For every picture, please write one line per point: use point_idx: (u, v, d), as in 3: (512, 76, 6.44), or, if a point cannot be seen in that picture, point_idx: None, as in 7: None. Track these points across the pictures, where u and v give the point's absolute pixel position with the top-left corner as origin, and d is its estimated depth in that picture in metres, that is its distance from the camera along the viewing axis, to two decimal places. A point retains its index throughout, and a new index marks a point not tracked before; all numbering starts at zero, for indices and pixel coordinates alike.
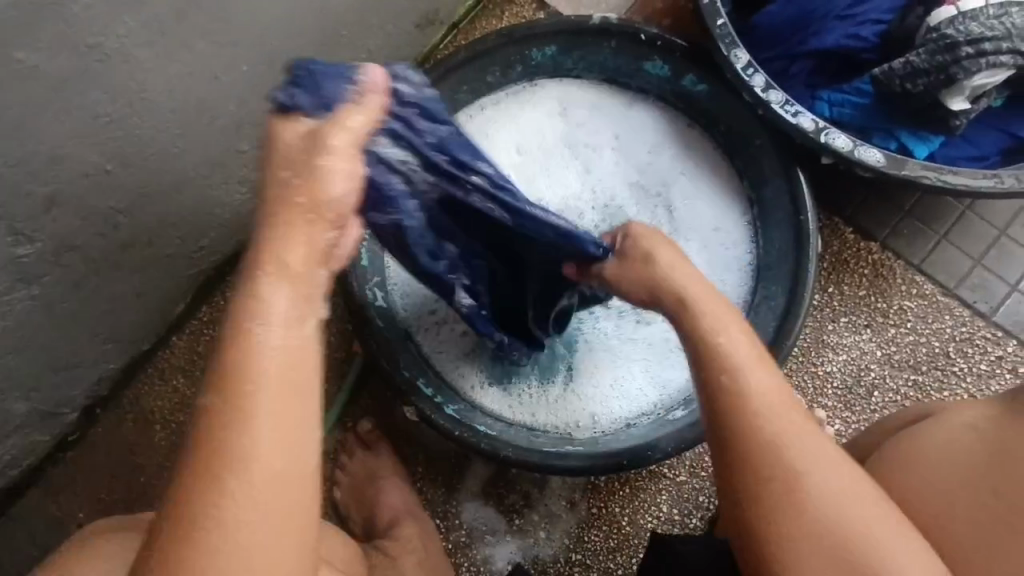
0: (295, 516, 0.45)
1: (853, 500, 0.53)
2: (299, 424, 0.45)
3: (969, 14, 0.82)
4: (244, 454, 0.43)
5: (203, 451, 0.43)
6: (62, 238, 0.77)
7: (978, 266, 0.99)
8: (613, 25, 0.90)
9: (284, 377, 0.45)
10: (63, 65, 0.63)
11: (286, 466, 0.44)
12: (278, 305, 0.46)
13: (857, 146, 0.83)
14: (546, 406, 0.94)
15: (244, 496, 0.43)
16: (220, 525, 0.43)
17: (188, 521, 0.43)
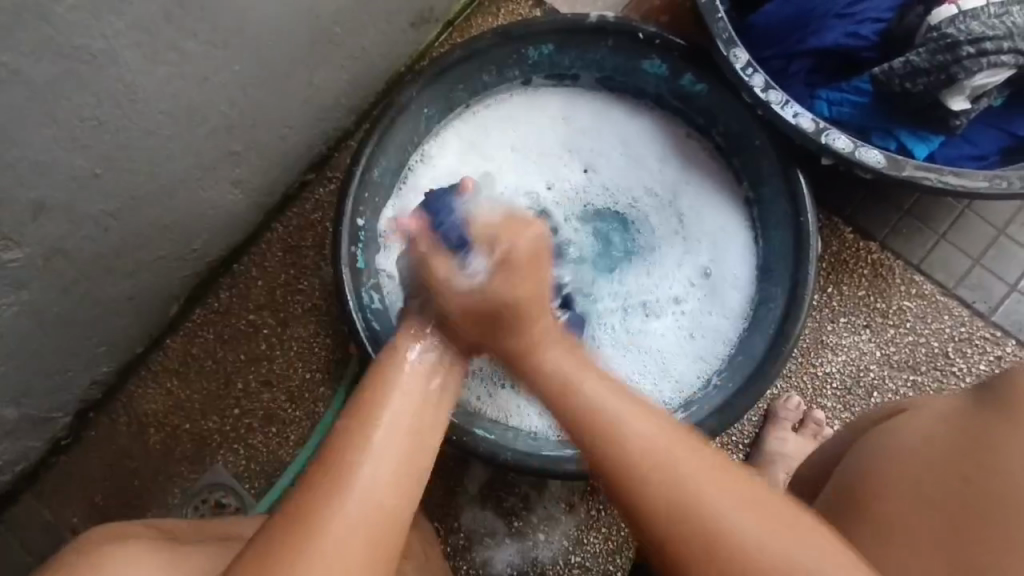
0: (396, 511, 0.52)
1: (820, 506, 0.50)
2: (422, 442, 0.57)
3: (970, 13, 0.81)
4: (376, 443, 0.54)
5: (341, 437, 0.54)
6: (51, 244, 0.75)
7: (977, 265, 0.99)
8: (610, 24, 0.89)
9: (418, 406, 0.59)
10: (49, 69, 0.62)
11: (372, 503, 0.51)
12: (414, 390, 0.60)
13: (857, 147, 0.82)
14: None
15: (368, 472, 0.52)
16: (341, 487, 0.50)
17: (315, 485, 0.50)
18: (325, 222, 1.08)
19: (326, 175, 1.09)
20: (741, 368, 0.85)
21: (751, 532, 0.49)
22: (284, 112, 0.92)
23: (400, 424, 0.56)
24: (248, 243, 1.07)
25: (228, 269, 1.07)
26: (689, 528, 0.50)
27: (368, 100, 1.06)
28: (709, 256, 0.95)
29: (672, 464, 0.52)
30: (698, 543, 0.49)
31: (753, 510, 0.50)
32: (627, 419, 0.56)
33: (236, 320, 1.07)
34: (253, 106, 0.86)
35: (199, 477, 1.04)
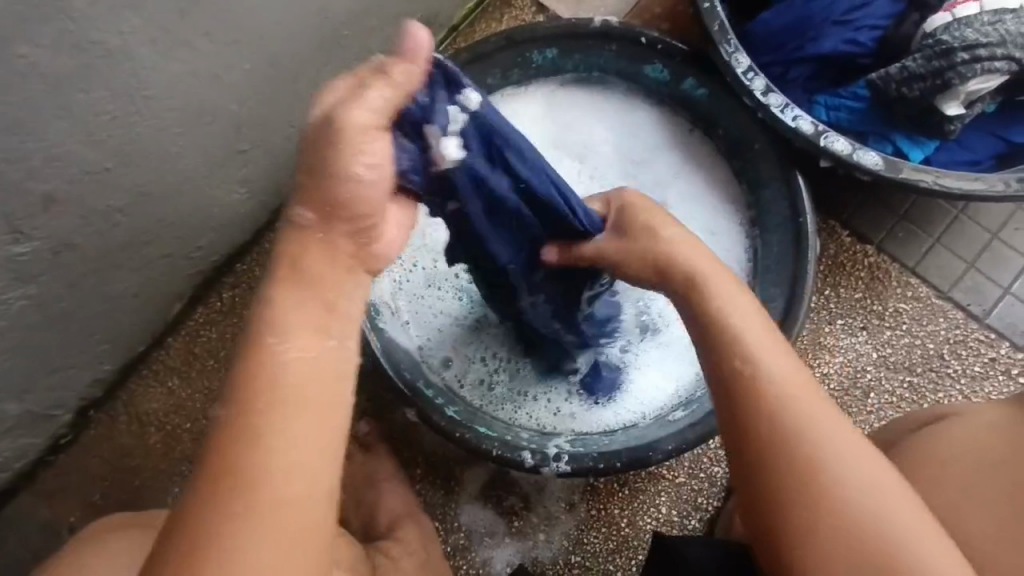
0: (317, 509, 0.45)
1: (885, 498, 0.52)
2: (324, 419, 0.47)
3: (964, 20, 0.83)
4: (265, 443, 0.45)
5: (224, 450, 0.45)
6: (59, 237, 0.76)
7: (971, 269, 1.00)
8: (613, 29, 0.90)
9: (305, 396, 0.46)
10: (64, 62, 0.62)
11: (284, 481, 0.45)
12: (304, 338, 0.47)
13: (855, 149, 0.84)
14: (563, 407, 0.93)
15: (266, 476, 0.44)
16: (244, 509, 0.44)
17: (206, 535, 0.43)
18: None
19: None
20: None
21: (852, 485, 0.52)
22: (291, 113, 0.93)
23: (290, 407, 0.46)
24: (252, 245, 1.08)
25: (230, 269, 1.08)
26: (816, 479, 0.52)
27: None
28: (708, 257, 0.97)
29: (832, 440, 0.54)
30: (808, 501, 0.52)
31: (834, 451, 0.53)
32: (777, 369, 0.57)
33: (239, 319, 1.07)
34: (262, 105, 0.87)
35: None
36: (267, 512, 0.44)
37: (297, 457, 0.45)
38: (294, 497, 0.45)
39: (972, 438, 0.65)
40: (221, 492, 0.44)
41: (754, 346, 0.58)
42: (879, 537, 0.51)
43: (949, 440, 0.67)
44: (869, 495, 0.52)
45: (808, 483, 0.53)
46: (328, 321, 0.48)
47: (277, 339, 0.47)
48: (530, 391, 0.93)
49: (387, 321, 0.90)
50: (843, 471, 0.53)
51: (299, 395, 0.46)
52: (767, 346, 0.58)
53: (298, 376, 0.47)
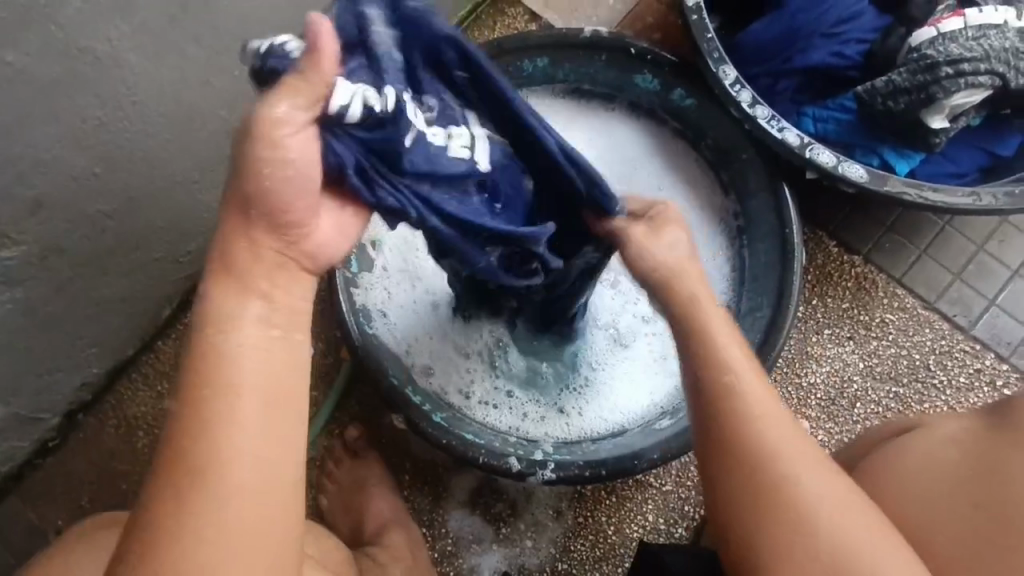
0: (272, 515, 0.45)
1: (846, 515, 0.53)
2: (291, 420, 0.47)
3: (949, 35, 0.84)
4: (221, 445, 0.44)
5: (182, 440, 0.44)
6: (47, 242, 0.76)
7: (957, 280, 1.01)
8: (603, 39, 0.91)
9: (272, 389, 0.46)
10: (51, 68, 0.63)
11: (252, 478, 0.45)
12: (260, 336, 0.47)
13: (841, 162, 0.84)
14: (534, 411, 0.93)
15: (225, 477, 0.44)
16: (202, 504, 0.43)
17: (170, 525, 0.43)
18: None
19: None
20: None
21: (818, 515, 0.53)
22: None
23: (250, 408, 0.45)
24: None
25: None
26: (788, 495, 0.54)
27: None
28: None
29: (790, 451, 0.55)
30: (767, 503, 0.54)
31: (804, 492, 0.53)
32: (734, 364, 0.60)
33: None
34: None
35: None
36: (220, 515, 0.44)
37: (258, 450, 0.45)
38: (253, 497, 0.45)
39: (940, 452, 0.65)
40: (172, 522, 0.43)
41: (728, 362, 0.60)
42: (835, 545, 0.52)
43: (907, 459, 0.66)
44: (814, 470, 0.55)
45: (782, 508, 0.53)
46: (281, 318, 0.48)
47: (233, 330, 0.46)
48: (518, 399, 0.93)
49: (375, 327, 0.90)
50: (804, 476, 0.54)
51: (265, 391, 0.46)
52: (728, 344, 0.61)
53: (251, 372, 0.46)
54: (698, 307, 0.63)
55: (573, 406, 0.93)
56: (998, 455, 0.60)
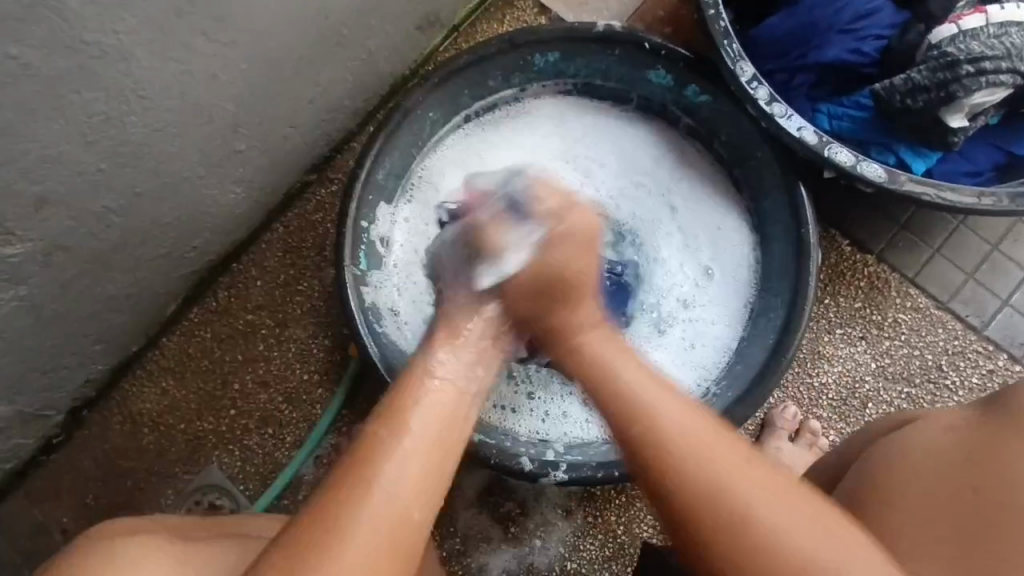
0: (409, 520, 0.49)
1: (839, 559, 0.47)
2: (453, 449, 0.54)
3: (970, 32, 0.83)
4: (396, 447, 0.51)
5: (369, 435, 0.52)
6: (52, 239, 0.75)
7: (970, 280, 1.00)
8: (616, 33, 0.90)
9: (450, 421, 0.55)
10: (57, 63, 0.61)
11: (406, 488, 0.50)
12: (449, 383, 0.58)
13: (858, 161, 0.83)
14: (555, 409, 0.92)
15: (396, 471, 0.50)
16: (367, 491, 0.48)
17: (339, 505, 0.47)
18: (327, 223, 1.08)
19: (327, 176, 1.08)
20: (739, 379, 0.86)
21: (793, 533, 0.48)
22: (289, 112, 0.92)
23: (425, 428, 0.53)
24: (249, 243, 1.07)
25: (226, 269, 1.06)
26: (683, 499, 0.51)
27: (371, 103, 1.06)
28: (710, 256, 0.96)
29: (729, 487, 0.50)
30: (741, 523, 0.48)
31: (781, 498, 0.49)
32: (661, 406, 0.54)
33: (234, 320, 1.06)
34: (259, 105, 0.86)
35: (192, 478, 1.03)
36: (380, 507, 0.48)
37: (423, 463, 0.51)
38: (407, 503, 0.49)
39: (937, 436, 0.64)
40: (347, 501, 0.48)
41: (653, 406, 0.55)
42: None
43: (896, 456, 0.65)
44: (688, 437, 0.52)
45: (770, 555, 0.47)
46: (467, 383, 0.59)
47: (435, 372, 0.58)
48: (534, 395, 0.92)
49: (385, 326, 0.90)
50: (733, 475, 0.50)
51: (446, 419, 0.55)
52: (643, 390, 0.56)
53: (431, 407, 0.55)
54: (594, 343, 0.62)
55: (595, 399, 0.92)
56: (998, 442, 0.60)
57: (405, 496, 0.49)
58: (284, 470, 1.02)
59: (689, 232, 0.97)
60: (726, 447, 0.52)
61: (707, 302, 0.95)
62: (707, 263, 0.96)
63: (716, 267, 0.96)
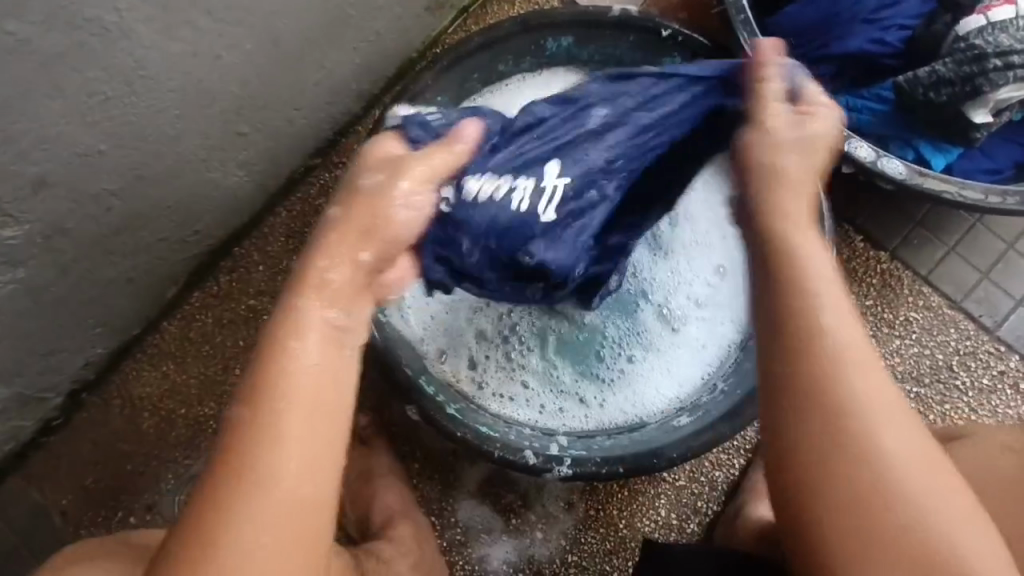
0: (306, 535, 0.48)
1: (931, 497, 0.47)
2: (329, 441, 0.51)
3: (999, 25, 0.79)
4: (269, 467, 0.48)
5: (229, 449, 0.49)
6: (51, 221, 0.73)
7: (985, 280, 0.98)
8: (632, 18, 0.87)
9: (311, 403, 0.51)
10: (56, 40, 0.59)
11: (280, 489, 0.48)
12: (311, 353, 0.53)
13: (879, 156, 0.81)
14: (552, 402, 0.90)
15: (265, 489, 0.48)
16: (245, 515, 0.47)
17: (211, 528, 0.47)
18: (331, 208, 1.06)
19: (332, 160, 1.06)
20: (749, 375, 0.85)
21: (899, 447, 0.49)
22: (294, 94, 0.89)
23: (289, 422, 0.50)
24: (251, 228, 1.05)
25: (228, 253, 1.05)
26: (816, 408, 0.50)
27: (377, 85, 1.04)
28: (725, 250, 0.93)
29: (869, 403, 0.49)
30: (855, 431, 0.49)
31: (885, 409, 0.49)
32: (837, 324, 0.52)
33: (236, 305, 1.05)
34: (264, 86, 0.83)
35: (193, 463, 1.02)
36: (262, 531, 0.47)
37: (298, 466, 0.49)
38: (290, 509, 0.48)
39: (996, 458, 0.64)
40: (221, 523, 0.47)
41: (828, 324, 0.52)
42: (926, 537, 0.46)
43: (960, 468, 0.65)
44: (848, 350, 0.51)
45: (867, 495, 0.47)
46: (341, 336, 0.56)
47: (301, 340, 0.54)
48: (540, 392, 0.91)
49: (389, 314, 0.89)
50: (848, 371, 0.51)
51: (305, 402, 0.51)
52: (827, 300, 0.53)
53: (328, 356, 0.54)
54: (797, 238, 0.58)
55: (598, 396, 0.90)
56: None
57: (302, 472, 0.49)
58: None
59: (703, 227, 0.94)
60: (878, 390, 0.50)
61: (712, 301, 0.93)
62: (721, 258, 0.93)
63: (731, 263, 0.93)
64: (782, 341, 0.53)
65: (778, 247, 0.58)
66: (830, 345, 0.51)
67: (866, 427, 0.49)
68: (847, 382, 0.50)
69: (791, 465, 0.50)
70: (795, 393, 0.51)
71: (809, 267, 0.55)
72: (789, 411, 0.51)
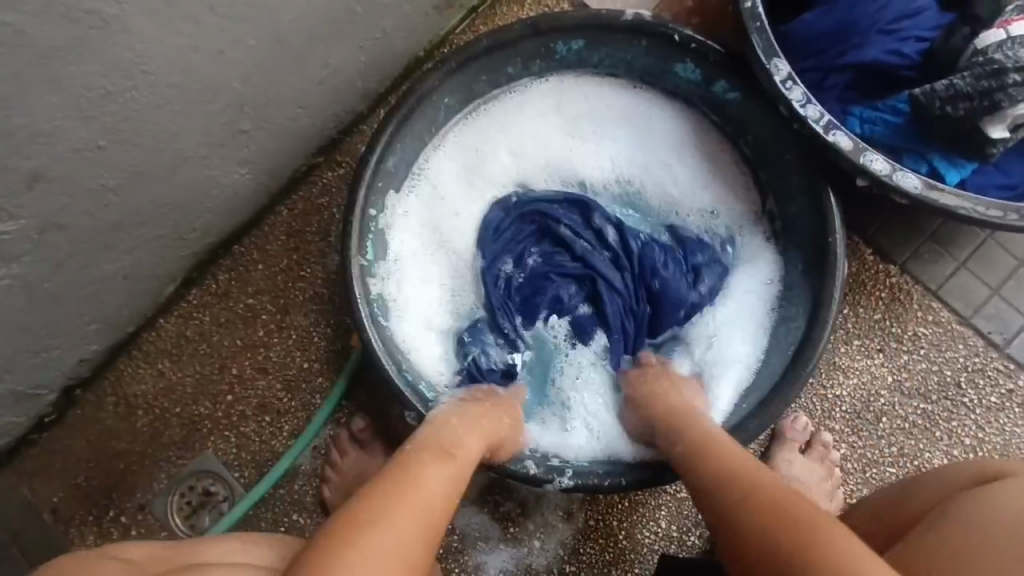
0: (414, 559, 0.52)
1: (854, 546, 0.51)
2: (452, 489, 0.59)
3: (1019, 39, 0.78)
4: (414, 483, 0.56)
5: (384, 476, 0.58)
6: (48, 218, 0.71)
7: (995, 296, 0.97)
8: (645, 23, 0.85)
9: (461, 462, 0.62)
10: (54, 32, 0.57)
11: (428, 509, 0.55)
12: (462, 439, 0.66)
13: (894, 170, 0.79)
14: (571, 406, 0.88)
15: (411, 502, 0.54)
16: (378, 518, 0.52)
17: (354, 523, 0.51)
18: (332, 208, 1.04)
19: (334, 160, 1.05)
20: (757, 390, 0.84)
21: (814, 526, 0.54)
22: (298, 92, 0.88)
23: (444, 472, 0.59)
24: (251, 226, 1.03)
25: (227, 251, 1.03)
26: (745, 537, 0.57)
27: (383, 84, 1.02)
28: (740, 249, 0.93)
29: (768, 482, 0.60)
30: (796, 524, 0.54)
31: (796, 501, 0.57)
32: (719, 439, 0.69)
33: (234, 304, 1.03)
34: (268, 83, 0.82)
35: (187, 463, 1.01)
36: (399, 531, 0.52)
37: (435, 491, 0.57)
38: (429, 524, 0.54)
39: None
40: (361, 517, 0.52)
41: (716, 438, 0.69)
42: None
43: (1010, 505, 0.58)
44: (735, 461, 0.64)
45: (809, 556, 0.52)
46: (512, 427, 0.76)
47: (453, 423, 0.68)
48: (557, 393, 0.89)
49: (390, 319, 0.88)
50: (761, 474, 0.62)
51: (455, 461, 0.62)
52: (727, 442, 0.68)
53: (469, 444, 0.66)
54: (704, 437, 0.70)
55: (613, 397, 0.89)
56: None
57: (417, 512, 0.54)
58: (278, 460, 1.00)
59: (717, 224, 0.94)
60: (766, 470, 0.62)
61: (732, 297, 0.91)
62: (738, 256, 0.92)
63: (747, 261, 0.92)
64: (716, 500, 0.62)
65: (680, 431, 0.73)
66: (717, 449, 0.67)
67: (774, 496, 0.58)
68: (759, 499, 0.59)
69: (750, 557, 0.56)
70: (711, 498, 0.63)
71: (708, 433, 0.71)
72: (721, 519, 0.61)
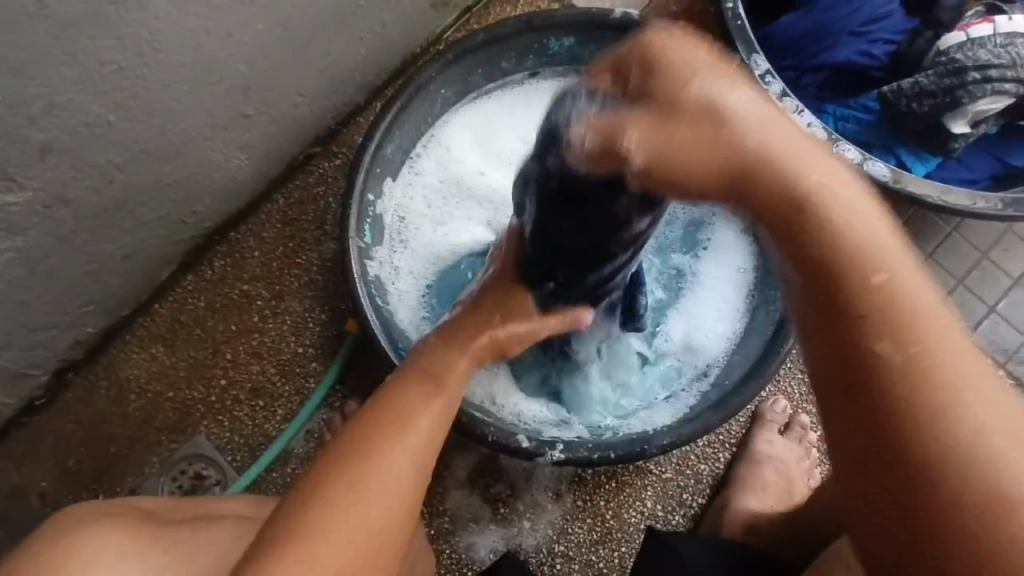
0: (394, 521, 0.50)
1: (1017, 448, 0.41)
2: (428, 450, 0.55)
3: (978, 41, 0.84)
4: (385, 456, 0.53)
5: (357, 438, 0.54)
6: (53, 190, 0.73)
7: (960, 286, 1.03)
8: (633, 22, 0.90)
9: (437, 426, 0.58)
10: (75, 6, 0.59)
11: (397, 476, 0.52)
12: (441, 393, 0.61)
13: (865, 159, 0.85)
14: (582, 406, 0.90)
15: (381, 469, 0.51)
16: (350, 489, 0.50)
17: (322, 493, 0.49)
18: (328, 196, 1.06)
19: (331, 150, 1.07)
20: (737, 368, 0.88)
21: (1001, 427, 0.41)
22: (299, 79, 0.90)
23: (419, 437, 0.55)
24: (248, 213, 1.05)
25: (223, 237, 1.05)
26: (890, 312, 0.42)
27: (381, 77, 1.05)
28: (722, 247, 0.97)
29: (942, 346, 0.42)
30: (931, 387, 0.41)
31: (962, 367, 0.42)
32: (896, 262, 0.43)
33: (229, 289, 1.04)
34: (272, 68, 0.84)
35: (179, 446, 1.01)
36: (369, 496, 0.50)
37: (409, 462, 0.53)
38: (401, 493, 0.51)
39: None
40: (330, 488, 0.50)
41: (889, 260, 0.43)
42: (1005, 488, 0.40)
43: None
44: (925, 306, 0.43)
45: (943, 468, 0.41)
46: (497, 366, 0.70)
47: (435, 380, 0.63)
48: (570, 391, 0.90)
49: (387, 300, 0.90)
50: (929, 334, 0.42)
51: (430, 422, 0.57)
52: (900, 274, 0.43)
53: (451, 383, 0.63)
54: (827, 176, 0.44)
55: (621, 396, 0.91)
56: None
57: (384, 492, 0.50)
58: (271, 443, 1.01)
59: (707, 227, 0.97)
60: (955, 351, 0.42)
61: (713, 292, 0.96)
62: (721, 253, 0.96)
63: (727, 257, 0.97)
64: (878, 323, 0.42)
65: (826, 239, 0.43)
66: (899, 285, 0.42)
67: (945, 383, 0.41)
68: (962, 401, 0.41)
69: (874, 411, 0.42)
70: (856, 291, 0.43)
71: (849, 209, 0.43)
72: (854, 394, 0.43)
